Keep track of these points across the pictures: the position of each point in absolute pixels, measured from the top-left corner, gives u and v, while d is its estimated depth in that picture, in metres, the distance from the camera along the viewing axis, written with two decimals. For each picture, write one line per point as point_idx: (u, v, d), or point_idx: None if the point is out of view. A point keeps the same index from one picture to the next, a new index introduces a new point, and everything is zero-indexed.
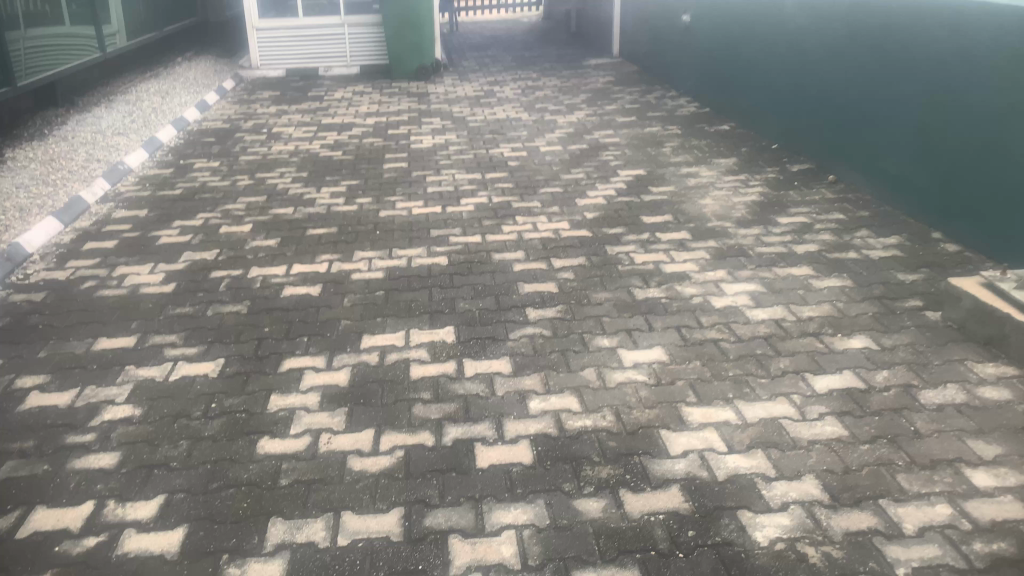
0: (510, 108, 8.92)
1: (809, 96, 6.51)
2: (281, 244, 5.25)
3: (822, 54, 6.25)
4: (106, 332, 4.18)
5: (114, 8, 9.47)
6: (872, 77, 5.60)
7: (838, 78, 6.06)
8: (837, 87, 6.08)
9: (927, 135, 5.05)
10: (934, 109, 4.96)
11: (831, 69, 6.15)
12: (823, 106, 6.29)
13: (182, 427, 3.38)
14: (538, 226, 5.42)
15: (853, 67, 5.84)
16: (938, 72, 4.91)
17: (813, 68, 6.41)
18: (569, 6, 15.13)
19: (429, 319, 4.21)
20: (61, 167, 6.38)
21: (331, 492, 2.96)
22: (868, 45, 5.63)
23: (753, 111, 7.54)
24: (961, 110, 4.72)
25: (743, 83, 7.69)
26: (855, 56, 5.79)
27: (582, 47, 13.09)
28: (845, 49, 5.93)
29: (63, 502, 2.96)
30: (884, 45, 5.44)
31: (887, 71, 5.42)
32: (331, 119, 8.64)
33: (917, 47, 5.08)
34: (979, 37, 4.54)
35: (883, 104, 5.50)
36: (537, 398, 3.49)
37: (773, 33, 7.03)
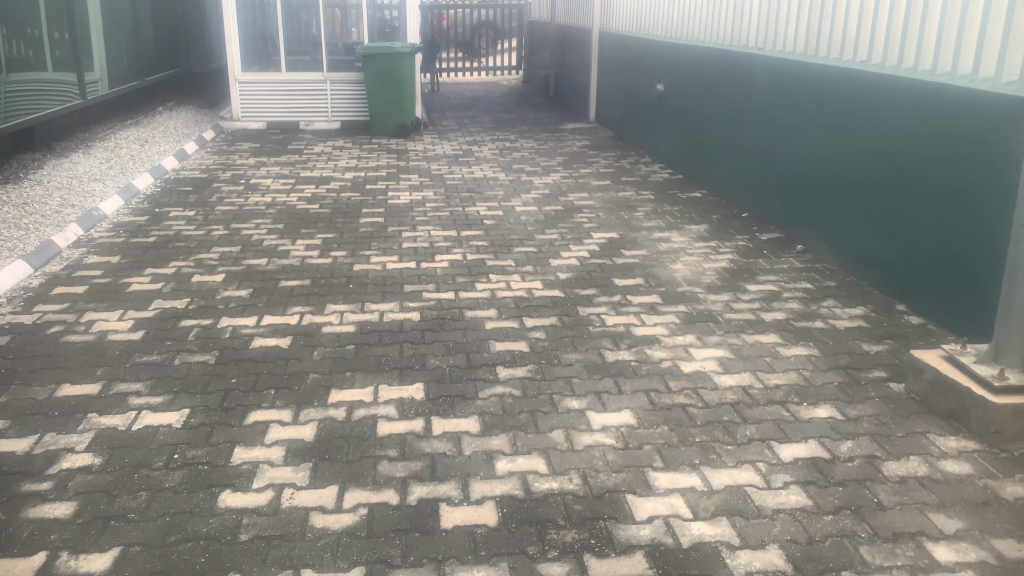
0: (488, 168, 9.07)
1: (779, 166, 6.71)
2: (253, 295, 5.24)
3: (793, 127, 6.47)
4: (70, 378, 4.11)
5: (97, 56, 9.59)
6: (840, 151, 5.81)
7: (807, 151, 6.27)
8: (806, 159, 6.29)
9: (893, 208, 5.21)
10: (900, 184, 5.14)
11: (800, 142, 6.37)
12: (793, 177, 6.49)
13: (142, 478, 3.31)
14: (511, 285, 5.47)
15: (822, 140, 6.06)
16: (904, 148, 5.09)
17: (784, 140, 6.63)
18: (548, 70, 15.55)
19: (399, 374, 4.20)
20: (34, 212, 6.41)
21: (292, 549, 2.91)
22: (837, 120, 5.85)
23: (724, 179, 7.74)
24: (926, 185, 4.89)
25: (715, 152, 7.91)
26: (824, 131, 6.01)
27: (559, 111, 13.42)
28: (815, 123, 6.15)
29: (14, 552, 2.87)
30: (852, 121, 5.66)
31: (854, 145, 5.63)
32: (310, 172, 8.71)
33: (884, 123, 5.29)
34: (944, 118, 4.74)
35: (850, 177, 5.69)
36: (505, 459, 3.48)
37: (745, 105, 7.28)
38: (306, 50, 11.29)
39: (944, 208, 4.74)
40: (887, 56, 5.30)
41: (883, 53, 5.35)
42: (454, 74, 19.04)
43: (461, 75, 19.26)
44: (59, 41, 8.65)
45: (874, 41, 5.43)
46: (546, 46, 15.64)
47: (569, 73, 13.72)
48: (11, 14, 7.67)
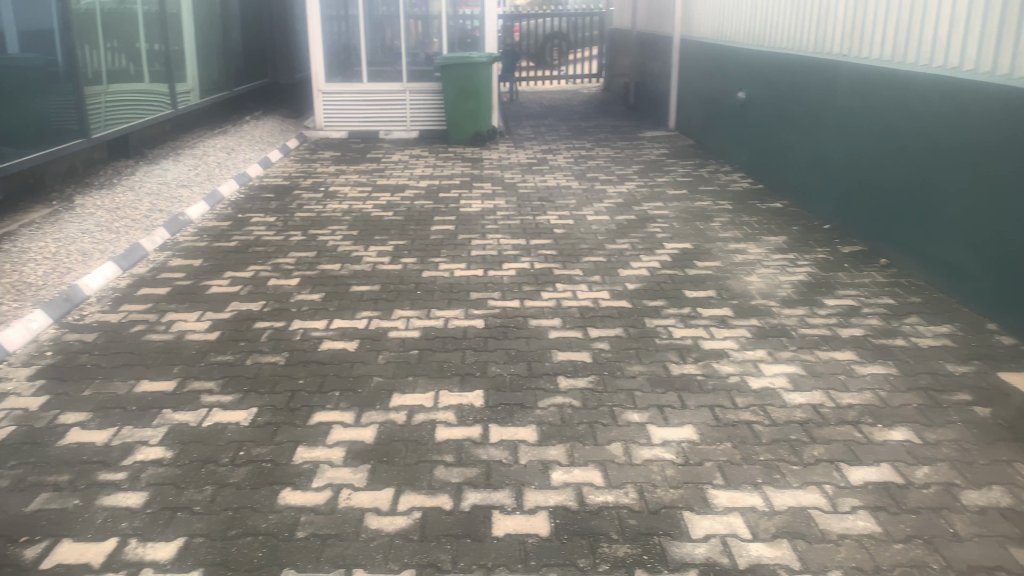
0: (562, 176, 9.06)
1: (829, 167, 7.04)
2: (325, 299, 5.38)
3: (876, 136, 6.27)
4: (148, 375, 4.32)
5: (189, 67, 10.10)
6: (924, 160, 5.60)
7: (890, 160, 6.06)
8: (853, 161, 6.63)
9: (927, 203, 5.56)
10: (935, 180, 5.47)
11: (883, 151, 6.16)
12: (874, 187, 6.27)
13: (209, 473, 3.44)
14: (577, 295, 5.43)
15: (896, 144, 5.97)
16: (960, 150, 5.19)
17: (832, 144, 6.99)
18: (628, 78, 15.42)
19: (460, 381, 4.23)
20: (125, 217, 6.80)
21: (346, 549, 2.97)
22: (921, 127, 5.64)
23: (805, 190, 7.51)
24: (994, 188, 4.86)
25: (796, 162, 7.70)
26: (908, 138, 5.81)
27: (639, 120, 13.29)
28: (860, 126, 6.52)
29: (88, 537, 3.06)
30: (937, 129, 5.44)
31: (939, 152, 5.42)
32: (386, 180, 8.90)
33: (951, 127, 5.29)
34: (977, 116, 5.02)
35: (934, 188, 5.47)
36: (560, 469, 3.45)
37: (828, 113, 7.06)
38: (388, 60, 11.55)
39: (997, 208, 4.81)
40: (981, 62, 5.02)
41: (977, 57, 5.05)
42: (534, 82, 19.14)
43: (541, 83, 19.35)
44: (156, 53, 9.18)
45: (964, 45, 5.17)
46: (627, 52, 15.51)
47: (649, 81, 13.57)
48: (113, 29, 8.22)
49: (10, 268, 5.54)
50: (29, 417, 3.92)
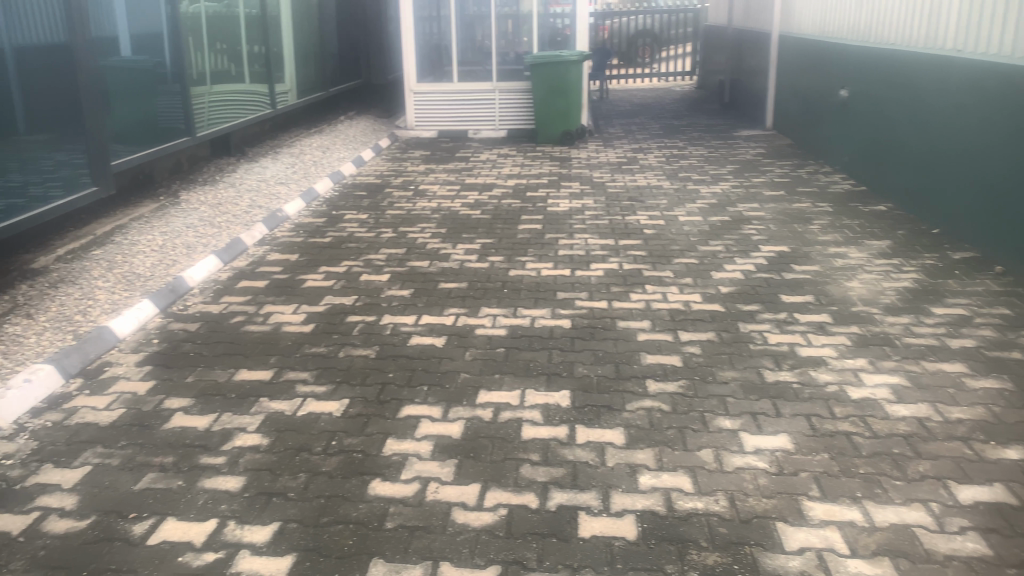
0: (652, 176, 8.93)
1: (903, 159, 7.34)
2: (414, 295, 5.47)
3: (955, 127, 6.44)
4: (247, 364, 4.50)
5: (288, 68, 10.48)
6: (1000, 148, 5.78)
7: (967, 149, 6.24)
8: (894, 143, 7.54)
9: (981, 186, 6.03)
10: (1001, 166, 5.77)
11: (961, 141, 6.34)
12: (952, 177, 6.46)
13: (303, 460, 3.55)
14: (668, 297, 5.33)
15: (974, 135, 6.14)
16: None
17: (881, 127, 7.81)
18: (723, 75, 15.04)
19: (546, 380, 4.22)
20: (227, 212, 7.11)
21: (433, 541, 3.00)
22: (999, 116, 5.81)
23: (888, 181, 7.65)
24: None
25: (888, 156, 7.67)
26: (986, 128, 5.98)
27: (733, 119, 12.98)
28: (901, 112, 7.42)
29: (191, 516, 3.20)
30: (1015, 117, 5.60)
31: (1016, 139, 5.58)
32: (474, 179, 8.99)
33: None
34: None
35: (1009, 175, 5.65)
36: (648, 473, 3.39)
37: (914, 105, 7.15)
38: (478, 60, 11.66)
39: None
40: None
41: None
42: (624, 80, 18.94)
43: (632, 81, 19.17)
44: (257, 55, 9.56)
45: None
46: (722, 48, 15.12)
47: (746, 77, 13.19)
48: (218, 32, 8.61)
49: (122, 259, 5.88)
50: (137, 400, 4.14)
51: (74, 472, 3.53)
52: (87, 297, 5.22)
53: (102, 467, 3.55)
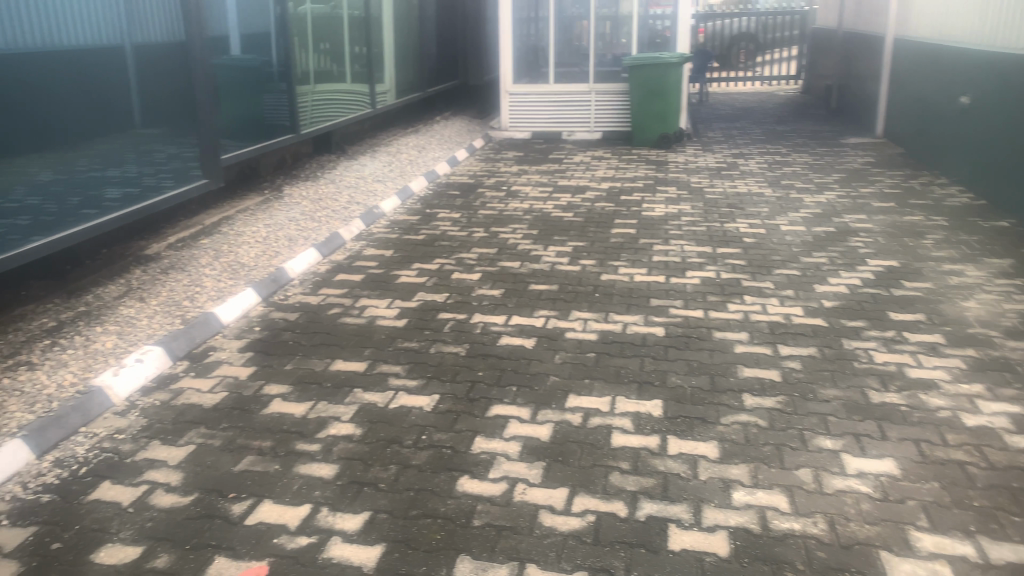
0: (753, 183, 8.68)
1: (991, 154, 7.64)
2: (505, 295, 5.49)
3: None
4: (342, 355, 4.61)
5: (387, 68, 10.72)
6: None
7: None
8: (984, 139, 7.82)
9: None
10: None
11: None
12: None
13: (393, 453, 3.61)
14: (767, 309, 5.17)
15: None
16: None
17: (974, 125, 8.07)
18: (830, 80, 14.51)
19: (637, 389, 4.15)
20: (326, 207, 7.32)
21: (519, 542, 3.00)
22: None
23: (976, 175, 7.96)
24: None
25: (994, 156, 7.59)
26: None
27: (840, 126, 12.51)
28: (991, 110, 7.70)
29: (287, 500, 3.30)
30: None
31: None
32: (568, 181, 8.97)
33: None
34: None
35: None
36: (743, 490, 3.29)
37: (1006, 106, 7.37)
38: (575, 62, 11.66)
39: None
40: None
41: None
42: (724, 83, 18.56)
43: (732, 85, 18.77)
44: (359, 55, 9.82)
45: None
46: (831, 53, 14.58)
47: (855, 82, 12.68)
48: (324, 32, 8.89)
49: (228, 249, 6.14)
50: (239, 384, 4.30)
51: (180, 450, 3.69)
52: (194, 284, 5.47)
53: (204, 448, 3.70)
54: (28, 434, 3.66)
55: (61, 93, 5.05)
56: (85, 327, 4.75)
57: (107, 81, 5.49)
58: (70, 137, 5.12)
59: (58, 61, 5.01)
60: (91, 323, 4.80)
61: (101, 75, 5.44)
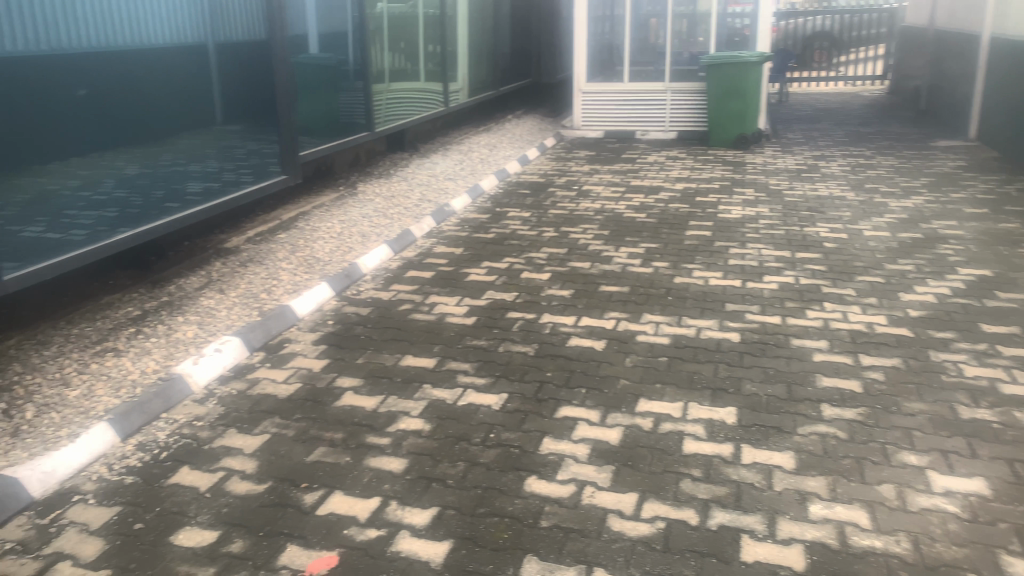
0: (835, 186, 8.41)
1: None
2: (575, 296, 5.46)
3: None
4: (412, 351, 4.66)
5: (461, 67, 10.80)
6: None
7: None
8: None
9: None
10: None
11: None
12: None
13: (462, 450, 3.62)
14: (848, 317, 4.99)
15: None
16: None
17: None
18: (919, 81, 13.96)
19: (710, 395, 4.06)
20: (399, 205, 7.42)
21: (587, 545, 2.96)
22: None
23: None
24: None
25: None
26: None
27: (929, 128, 12.01)
28: None
29: (357, 492, 3.34)
30: None
31: None
32: (641, 181, 8.86)
33: None
34: None
35: None
36: (820, 503, 3.17)
37: None
38: (650, 60, 11.53)
39: None
40: None
41: None
42: (804, 83, 18.09)
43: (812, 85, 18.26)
44: (433, 53, 9.92)
45: None
46: (921, 52, 14.03)
47: (946, 83, 12.17)
48: (399, 32, 9.02)
49: (304, 243, 6.28)
50: (312, 376, 4.39)
51: (255, 438, 3.79)
52: (272, 277, 5.61)
53: (278, 437, 3.79)
54: (113, 418, 3.81)
55: (148, 89, 5.26)
56: (167, 317, 4.92)
57: (192, 78, 5.70)
58: (157, 131, 5.34)
59: (146, 58, 5.22)
60: (173, 313, 4.98)
61: (185, 73, 5.63)
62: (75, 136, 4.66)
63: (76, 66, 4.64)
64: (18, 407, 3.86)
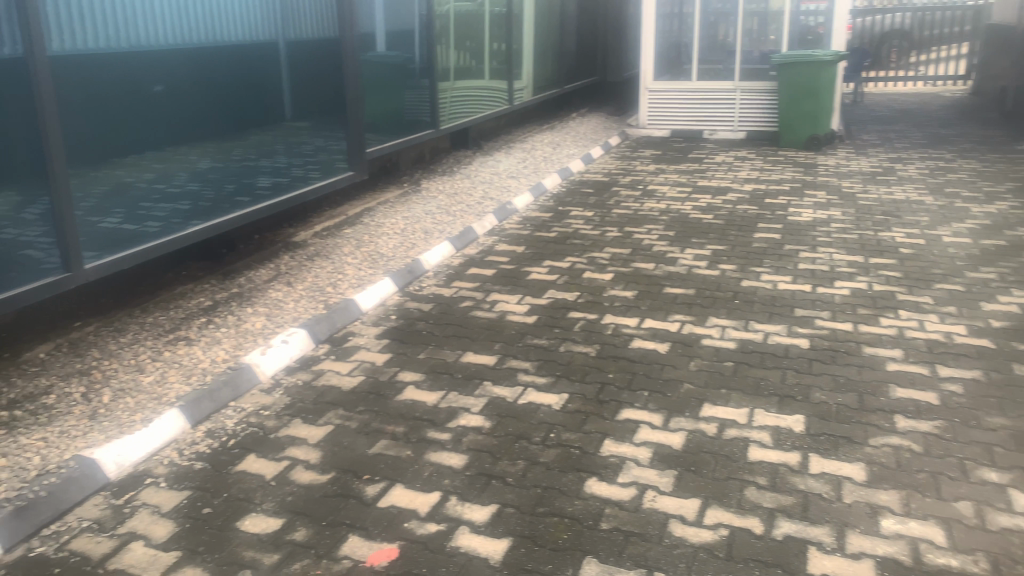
0: (913, 190, 8.12)
1: None
2: (638, 297, 5.40)
3: None
4: (473, 348, 4.68)
5: (526, 65, 10.80)
6: None
7: None
8: None
9: None
10: None
11: None
12: None
13: (522, 448, 3.62)
14: (925, 325, 4.81)
15: None
16: None
17: None
18: (1004, 81, 13.38)
19: (778, 402, 3.96)
20: (462, 202, 7.46)
21: (648, 549, 2.92)
22: None
23: None
24: None
25: None
26: None
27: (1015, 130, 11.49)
28: None
29: (417, 486, 3.38)
30: None
31: None
32: (708, 182, 8.71)
33: None
34: None
35: None
36: (893, 518, 3.06)
37: None
38: (719, 58, 11.34)
39: None
40: None
41: None
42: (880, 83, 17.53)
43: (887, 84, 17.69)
44: (498, 51, 9.95)
45: None
46: (1006, 51, 13.45)
47: None
48: (466, 30, 9.07)
49: (368, 239, 6.37)
50: (375, 370, 4.45)
51: (319, 429, 3.86)
52: (337, 272, 5.71)
53: (341, 429, 3.85)
54: (184, 405, 3.93)
55: (221, 87, 5.41)
56: (237, 308, 5.05)
57: (262, 74, 5.84)
58: (229, 127, 5.50)
59: (219, 54, 5.37)
60: (242, 304, 5.11)
61: (256, 70, 5.78)
62: (150, 130, 4.83)
63: (152, 62, 4.80)
64: (95, 391, 4.01)
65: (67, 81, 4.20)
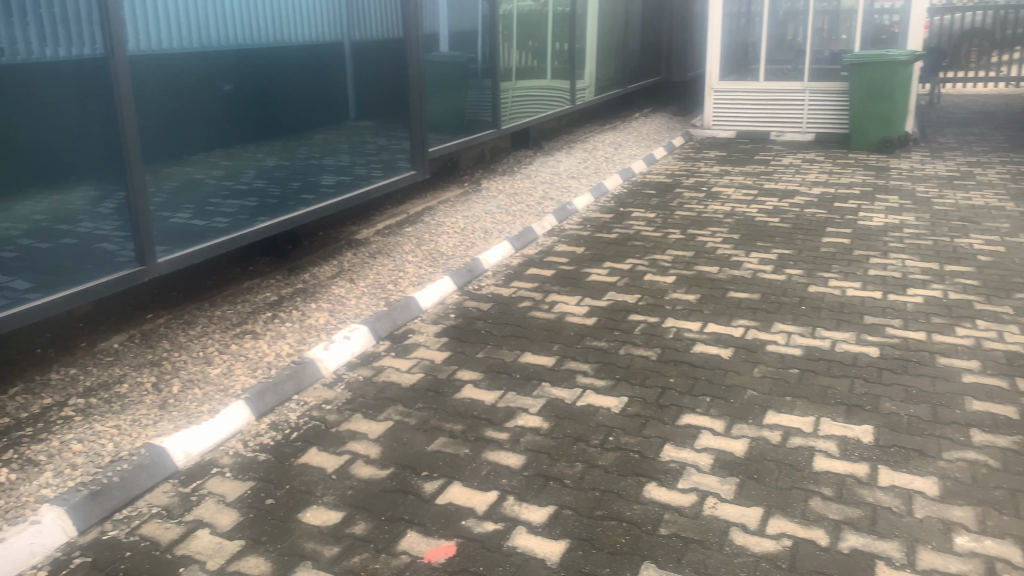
0: (992, 195, 7.79)
1: None
2: (700, 301, 5.32)
3: None
4: (531, 348, 4.68)
5: (588, 65, 10.76)
6: None
7: None
8: None
9: None
10: None
11: None
12: None
13: (580, 450, 3.60)
14: (1004, 336, 4.61)
15: None
16: None
17: None
18: None
19: (845, 412, 3.85)
20: (522, 202, 7.47)
21: (708, 557, 2.87)
22: None
23: None
24: None
25: None
26: None
27: None
28: None
29: (475, 484, 3.39)
30: None
31: None
32: (774, 184, 8.53)
33: None
34: None
35: None
36: (967, 535, 2.94)
37: None
38: (788, 58, 11.10)
39: None
40: None
41: None
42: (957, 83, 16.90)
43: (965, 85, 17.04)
44: (561, 51, 9.93)
45: None
46: None
47: None
48: (529, 30, 9.08)
49: (429, 237, 6.43)
50: (434, 367, 4.49)
51: (379, 425, 3.91)
52: (398, 270, 5.77)
53: (401, 425, 3.89)
54: (249, 397, 4.03)
55: (288, 85, 5.53)
56: (301, 303, 5.16)
57: (328, 73, 5.95)
58: (296, 125, 5.61)
59: (287, 53, 5.49)
60: (306, 300, 5.21)
61: (323, 70, 5.89)
62: (222, 129, 4.95)
63: (225, 63, 4.92)
64: (165, 381, 4.15)
65: (144, 80, 4.35)
